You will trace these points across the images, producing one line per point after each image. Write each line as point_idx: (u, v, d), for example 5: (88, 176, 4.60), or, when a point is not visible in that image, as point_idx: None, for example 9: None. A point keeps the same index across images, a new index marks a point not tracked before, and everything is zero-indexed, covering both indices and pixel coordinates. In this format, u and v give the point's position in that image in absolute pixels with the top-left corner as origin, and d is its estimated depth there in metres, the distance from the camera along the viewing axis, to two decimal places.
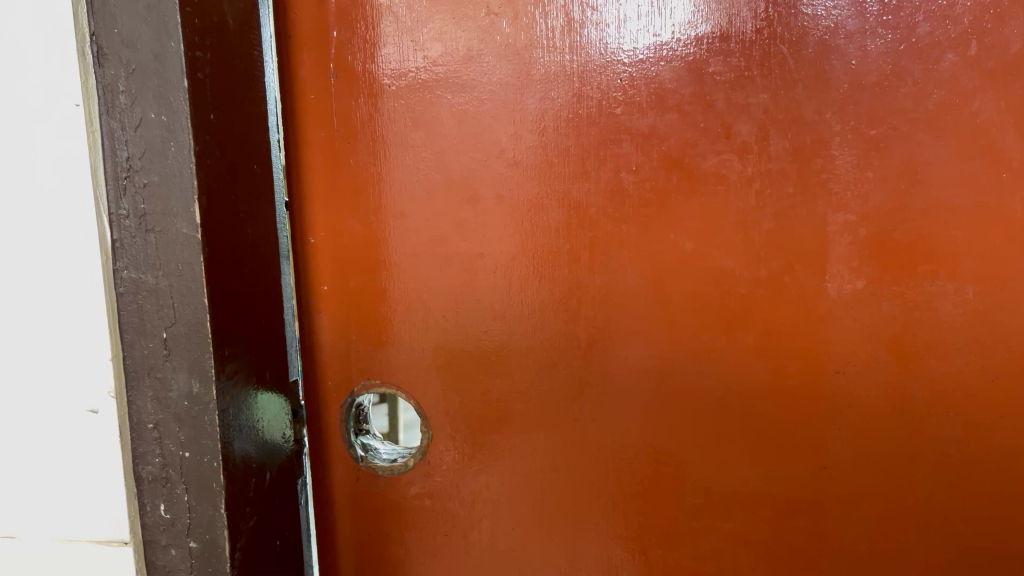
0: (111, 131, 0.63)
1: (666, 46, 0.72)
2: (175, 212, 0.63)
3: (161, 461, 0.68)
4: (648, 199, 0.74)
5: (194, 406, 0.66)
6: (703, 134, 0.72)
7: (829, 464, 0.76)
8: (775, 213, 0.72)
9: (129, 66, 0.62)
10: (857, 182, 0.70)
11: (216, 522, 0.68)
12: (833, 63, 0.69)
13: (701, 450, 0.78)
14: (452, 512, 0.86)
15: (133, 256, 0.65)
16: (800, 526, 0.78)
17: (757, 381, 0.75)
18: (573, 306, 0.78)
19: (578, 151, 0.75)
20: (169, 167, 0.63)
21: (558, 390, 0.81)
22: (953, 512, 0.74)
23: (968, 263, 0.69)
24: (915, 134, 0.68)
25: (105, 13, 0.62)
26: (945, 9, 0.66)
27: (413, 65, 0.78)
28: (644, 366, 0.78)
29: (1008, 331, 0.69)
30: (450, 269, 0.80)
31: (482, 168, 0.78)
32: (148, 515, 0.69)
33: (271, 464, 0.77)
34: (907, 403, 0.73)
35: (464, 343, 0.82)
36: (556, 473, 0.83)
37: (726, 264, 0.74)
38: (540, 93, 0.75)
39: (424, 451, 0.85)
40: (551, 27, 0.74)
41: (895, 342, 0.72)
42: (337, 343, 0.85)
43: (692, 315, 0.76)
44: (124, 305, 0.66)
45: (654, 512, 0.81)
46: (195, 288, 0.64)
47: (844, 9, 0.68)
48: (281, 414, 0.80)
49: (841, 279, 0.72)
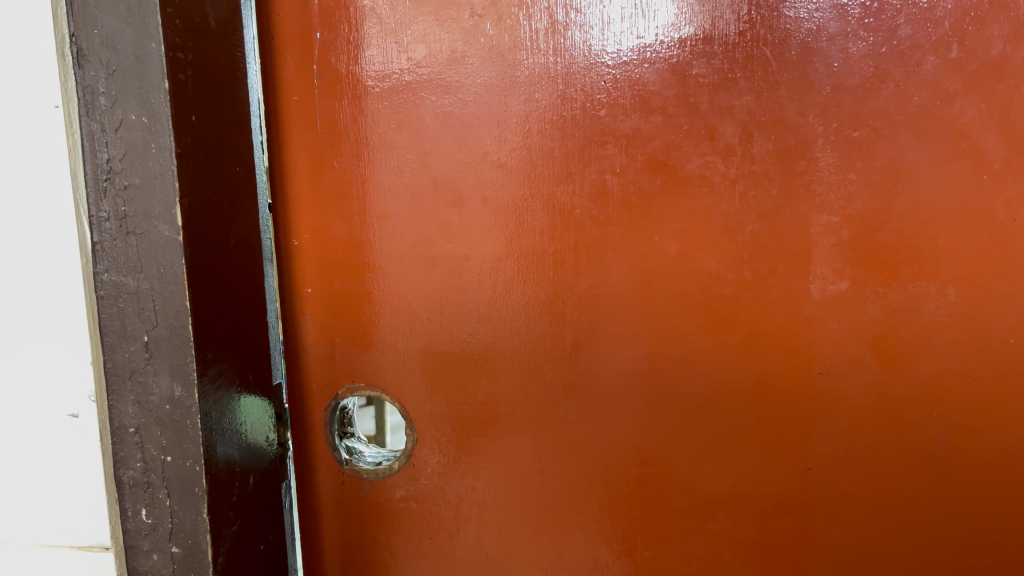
0: (91, 132, 0.63)
1: (650, 49, 0.72)
2: (156, 214, 0.63)
3: (143, 466, 0.67)
4: (633, 201, 0.74)
5: (176, 410, 0.66)
6: (687, 136, 0.72)
7: (814, 464, 0.76)
8: (760, 215, 0.72)
9: (109, 68, 0.62)
10: (841, 184, 0.70)
11: (199, 526, 0.67)
12: (816, 65, 0.69)
13: (687, 451, 0.78)
14: (438, 515, 0.86)
15: (114, 259, 0.65)
16: (786, 527, 0.78)
17: (742, 383, 0.76)
18: (559, 308, 0.78)
19: (563, 153, 0.75)
20: (151, 169, 0.63)
21: (544, 392, 0.80)
22: (938, 512, 0.75)
23: (951, 264, 0.70)
24: (898, 136, 0.68)
25: (84, 14, 0.61)
26: (925, 12, 0.66)
27: (397, 67, 0.78)
28: (630, 368, 0.78)
29: (992, 332, 0.70)
30: (435, 271, 0.80)
31: (466, 170, 0.77)
32: (130, 521, 0.69)
33: (255, 467, 0.76)
34: (893, 404, 0.73)
35: (450, 345, 0.81)
36: (543, 475, 0.82)
37: (710, 266, 0.74)
38: (525, 95, 0.75)
39: (409, 454, 0.85)
40: (534, 29, 0.74)
41: (879, 343, 0.72)
42: (321, 347, 0.84)
43: (678, 316, 0.76)
44: (105, 308, 0.65)
45: (641, 513, 0.81)
46: (177, 291, 0.64)
47: (825, 12, 0.68)
48: (265, 417, 0.79)
49: (825, 281, 0.72)
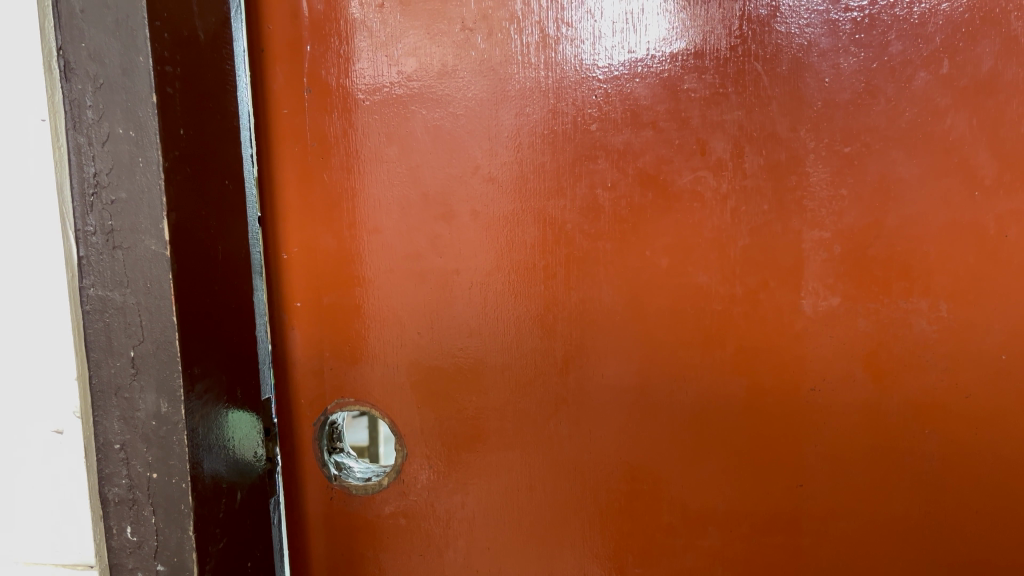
0: (78, 146, 0.62)
1: (641, 63, 0.72)
2: (143, 228, 0.63)
3: (128, 483, 0.67)
4: (625, 216, 0.74)
5: (162, 426, 0.65)
6: (678, 151, 0.72)
7: (806, 481, 0.75)
8: (751, 230, 0.72)
9: (97, 81, 0.61)
10: (832, 200, 0.70)
11: (184, 544, 0.66)
12: (808, 81, 0.69)
13: (678, 467, 0.78)
14: (428, 531, 0.85)
15: (100, 273, 0.64)
16: (777, 544, 0.77)
17: (733, 398, 0.75)
18: (550, 322, 0.78)
19: (554, 167, 0.75)
20: (138, 183, 0.62)
21: (535, 407, 0.80)
22: (930, 528, 0.74)
23: (943, 281, 0.69)
24: (889, 151, 0.68)
25: (71, 27, 0.61)
26: (916, 28, 0.66)
27: (388, 80, 0.77)
28: (621, 383, 0.77)
29: (982, 348, 0.70)
30: (426, 285, 0.80)
31: (457, 184, 0.77)
32: (115, 538, 0.68)
33: (242, 483, 0.75)
34: (884, 419, 0.73)
35: (440, 360, 0.81)
36: (533, 491, 0.82)
37: (701, 280, 0.74)
38: (516, 109, 0.75)
39: (399, 469, 0.84)
40: (526, 43, 0.74)
41: (871, 359, 0.72)
42: (311, 361, 0.83)
43: (668, 332, 0.75)
44: (91, 323, 0.65)
45: (632, 530, 0.81)
46: (164, 306, 0.63)
47: (816, 28, 0.68)
48: (253, 432, 0.78)
49: (816, 296, 0.72)
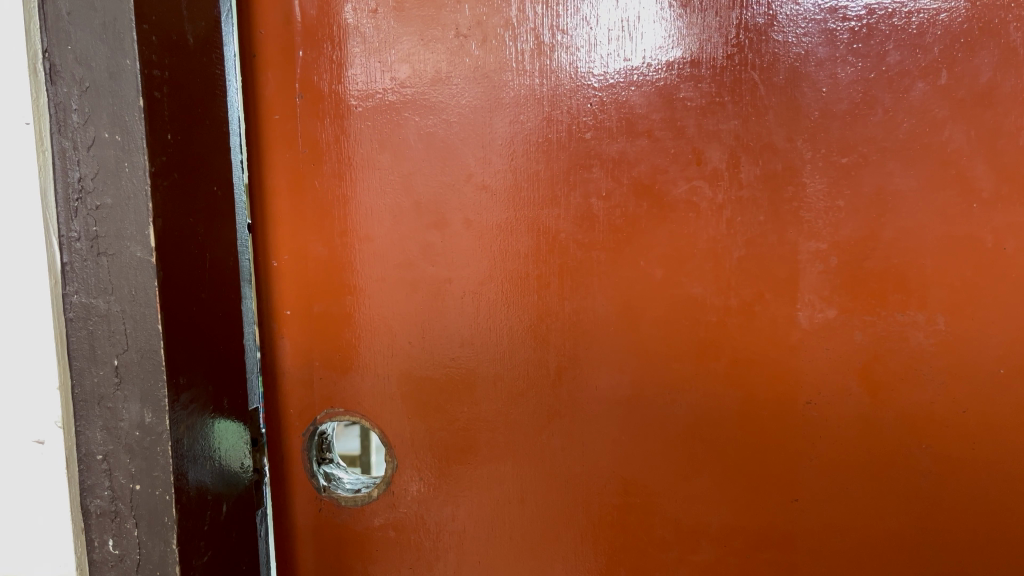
0: (63, 150, 0.61)
1: (637, 72, 0.71)
2: (128, 235, 0.62)
3: (110, 494, 0.65)
4: (618, 226, 0.73)
5: (146, 437, 0.64)
6: (673, 161, 0.71)
7: (801, 496, 0.74)
8: (747, 241, 0.71)
9: (83, 84, 0.60)
10: (829, 211, 0.69)
11: (167, 558, 0.65)
12: (804, 90, 0.68)
13: (672, 480, 0.77)
14: (417, 544, 0.84)
15: (84, 280, 0.63)
16: (771, 559, 0.76)
17: (728, 411, 0.74)
18: (543, 333, 0.77)
19: (548, 176, 0.74)
20: (123, 189, 0.61)
21: (528, 417, 0.79)
22: (925, 546, 0.73)
23: (939, 295, 0.68)
24: (885, 163, 0.67)
25: (58, 29, 0.60)
26: (915, 38, 0.66)
27: (380, 86, 0.76)
28: (614, 395, 0.76)
29: (981, 363, 0.69)
30: (417, 294, 0.78)
31: (449, 192, 0.76)
32: (96, 551, 0.67)
33: (229, 494, 0.74)
34: (880, 434, 0.72)
35: (430, 370, 0.80)
36: (524, 504, 0.81)
37: (696, 292, 0.73)
38: (510, 116, 0.74)
39: (388, 481, 0.83)
40: (520, 50, 0.73)
41: (868, 373, 0.71)
42: (299, 371, 0.82)
43: (663, 343, 0.74)
44: (74, 331, 0.63)
45: (624, 544, 0.79)
46: (149, 314, 0.62)
47: (813, 37, 0.67)
48: (240, 442, 0.77)
49: (812, 307, 0.71)
